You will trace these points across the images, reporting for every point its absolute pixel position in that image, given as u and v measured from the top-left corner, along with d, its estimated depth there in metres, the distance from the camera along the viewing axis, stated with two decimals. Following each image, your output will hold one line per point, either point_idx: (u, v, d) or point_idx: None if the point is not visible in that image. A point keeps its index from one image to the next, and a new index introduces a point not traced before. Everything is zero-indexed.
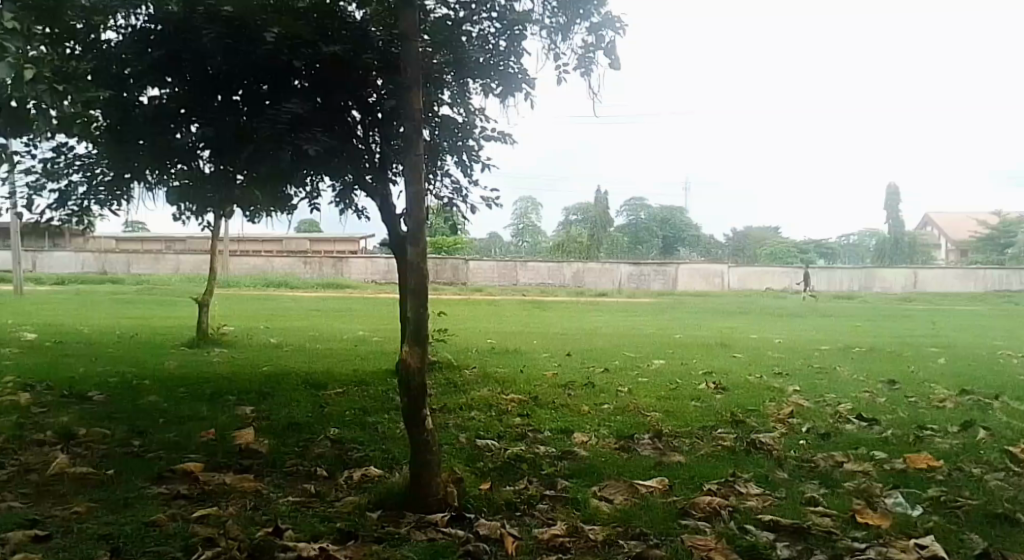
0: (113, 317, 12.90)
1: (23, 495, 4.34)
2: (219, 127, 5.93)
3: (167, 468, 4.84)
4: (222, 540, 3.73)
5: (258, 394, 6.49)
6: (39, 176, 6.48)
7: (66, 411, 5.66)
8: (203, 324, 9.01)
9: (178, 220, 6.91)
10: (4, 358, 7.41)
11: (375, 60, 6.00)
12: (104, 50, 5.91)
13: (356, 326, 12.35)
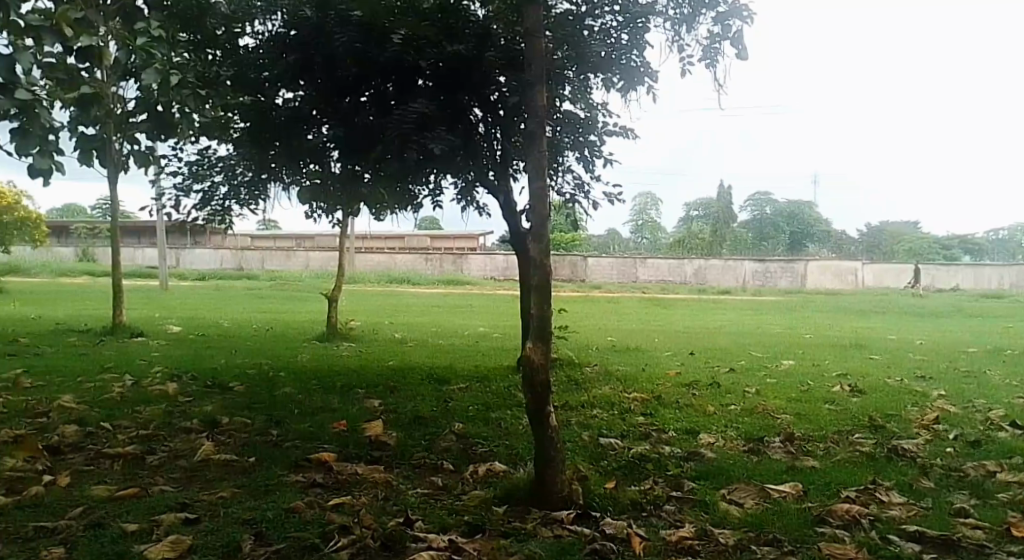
0: (249, 312, 13.58)
1: (173, 479, 4.44)
2: (349, 127, 6.12)
3: (303, 456, 4.96)
4: (355, 529, 3.77)
5: (385, 387, 6.67)
6: (186, 178, 6.98)
7: (210, 400, 5.88)
8: (332, 318, 9.36)
9: (311, 217, 7.49)
10: (155, 349, 7.89)
11: (498, 58, 5.95)
12: (241, 54, 6.19)
13: (477, 322, 12.58)
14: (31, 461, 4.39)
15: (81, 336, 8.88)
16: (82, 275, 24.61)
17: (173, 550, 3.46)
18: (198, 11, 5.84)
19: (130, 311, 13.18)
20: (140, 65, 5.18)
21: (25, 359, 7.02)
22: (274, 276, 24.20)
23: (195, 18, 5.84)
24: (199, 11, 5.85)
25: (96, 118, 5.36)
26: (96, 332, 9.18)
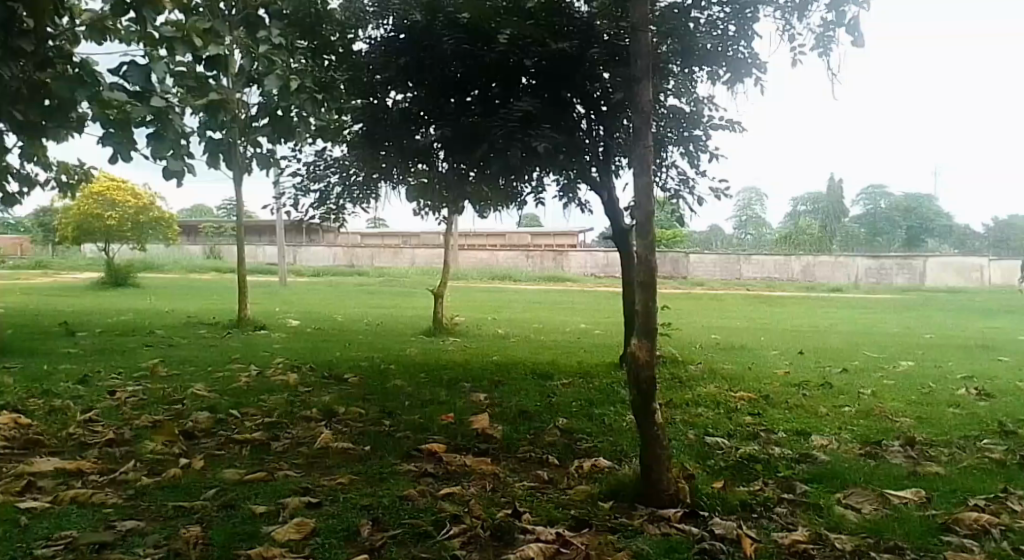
0: (360, 307, 14.04)
1: (297, 465, 4.53)
2: (456, 126, 6.15)
3: (414, 447, 4.99)
4: (467, 519, 3.73)
5: (489, 382, 6.80)
6: (304, 178, 7.43)
7: (326, 390, 6.19)
8: (439, 314, 9.63)
9: (419, 215, 8.06)
10: (274, 342, 8.31)
11: (602, 54, 5.93)
12: (356, 60, 6.40)
13: (578, 318, 12.66)
14: (169, 445, 4.49)
15: (210, 329, 9.45)
16: (209, 271, 26.14)
17: (299, 532, 3.52)
18: (317, 20, 6.03)
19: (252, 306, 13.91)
20: (264, 71, 5.52)
21: (160, 350, 7.55)
22: (383, 271, 25.06)
23: (316, 26, 6.03)
24: (316, 18, 6.02)
25: (223, 123, 5.65)
26: (223, 325, 9.73)
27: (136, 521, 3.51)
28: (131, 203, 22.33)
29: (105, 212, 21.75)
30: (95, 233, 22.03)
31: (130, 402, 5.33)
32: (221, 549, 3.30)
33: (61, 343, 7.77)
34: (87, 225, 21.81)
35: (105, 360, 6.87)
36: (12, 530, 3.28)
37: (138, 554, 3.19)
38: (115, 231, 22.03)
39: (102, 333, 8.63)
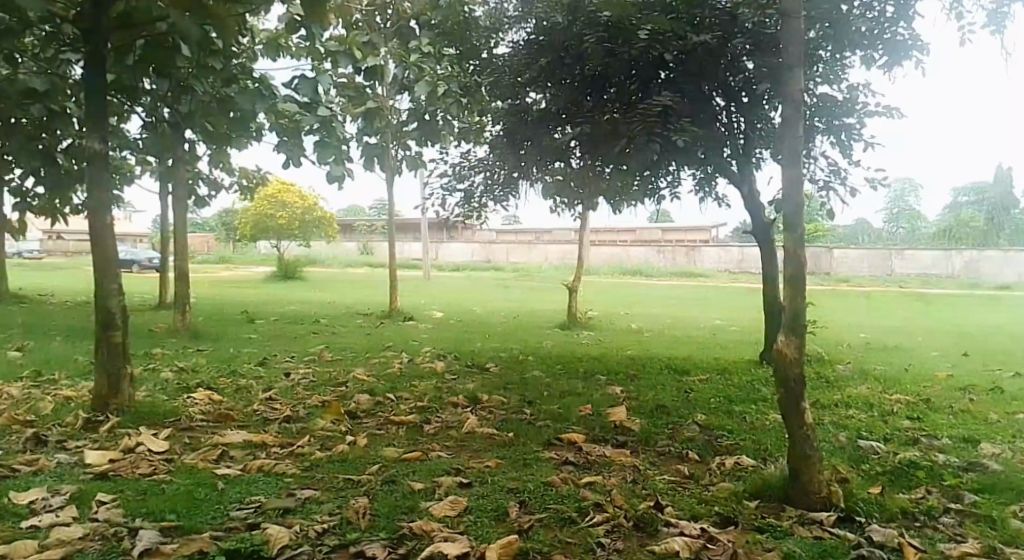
0: (501, 300, 14.45)
1: (447, 447, 4.77)
2: (594, 124, 6.11)
3: (556, 436, 5.06)
4: (610, 507, 3.77)
5: (626, 376, 6.86)
6: (451, 179, 7.82)
7: (471, 379, 6.49)
8: (573, 306, 9.78)
9: (555, 211, 8.20)
10: (422, 332, 8.77)
11: (746, 44, 5.80)
12: (496, 64, 6.70)
13: (716, 313, 12.44)
14: (336, 423, 4.88)
15: (365, 318, 10.11)
16: (362, 265, 27.77)
17: (454, 510, 3.72)
18: (463, 29, 6.64)
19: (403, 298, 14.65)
20: (414, 78, 6.13)
21: (323, 336, 8.19)
22: (516, 266, 25.64)
23: (464, 35, 6.68)
24: (464, 26, 6.64)
25: (378, 129, 6.15)
26: (376, 315, 10.36)
27: (312, 490, 3.87)
28: (299, 204, 24.03)
29: (276, 213, 23.70)
30: (267, 231, 23.97)
31: (302, 382, 5.84)
32: (386, 521, 3.57)
33: (240, 328, 8.61)
34: (263, 224, 23.77)
35: (277, 345, 7.55)
36: (212, 493, 3.65)
37: (317, 520, 3.52)
38: (284, 229, 23.86)
39: (273, 320, 9.46)
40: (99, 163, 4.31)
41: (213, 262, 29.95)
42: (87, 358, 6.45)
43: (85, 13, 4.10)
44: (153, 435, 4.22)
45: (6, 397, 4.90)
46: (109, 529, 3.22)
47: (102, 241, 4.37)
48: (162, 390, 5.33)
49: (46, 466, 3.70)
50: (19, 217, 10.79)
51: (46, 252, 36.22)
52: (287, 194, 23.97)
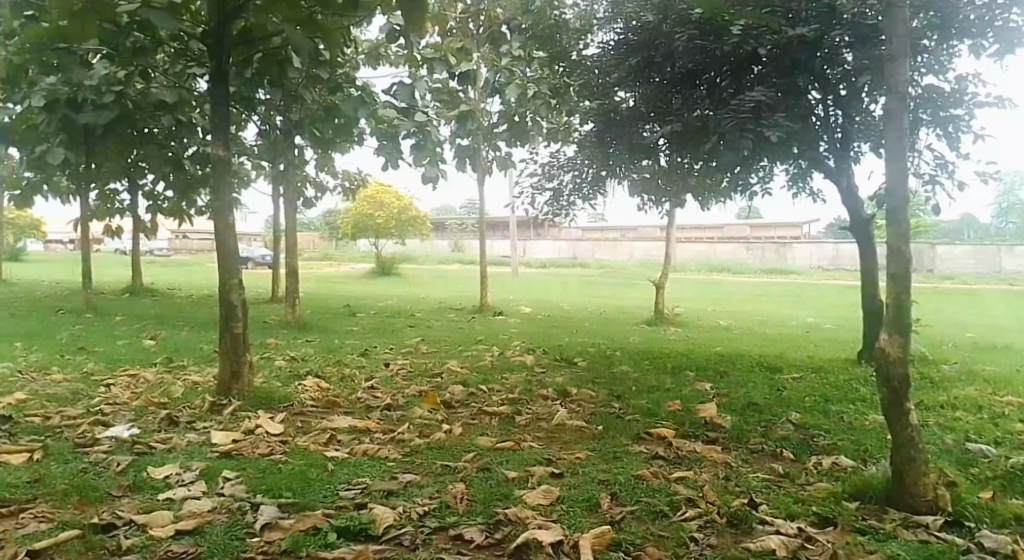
0: (589, 296, 14.55)
1: (539, 438, 4.86)
2: (684, 123, 6.17)
3: (645, 430, 5.06)
4: (701, 503, 3.75)
5: (716, 372, 6.83)
6: (540, 178, 8.01)
7: (560, 372, 6.62)
8: (660, 303, 9.78)
9: (643, 209, 8.24)
10: (512, 326, 8.97)
11: (845, 36, 5.64)
12: (585, 64, 6.85)
13: (810, 311, 12.15)
14: (433, 412, 5.11)
15: (457, 313, 10.41)
16: (454, 263, 28.45)
17: (546, 499, 3.78)
18: (555, 32, 6.96)
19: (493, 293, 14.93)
20: (505, 81, 6.57)
21: (419, 330, 8.51)
22: (603, 263, 25.64)
23: (554, 38, 6.98)
24: (556, 30, 6.93)
25: (470, 131, 6.35)
26: (467, 310, 10.65)
27: (413, 475, 4.07)
28: (395, 204, 24.84)
29: (376, 213, 24.61)
30: (366, 230, 24.86)
31: (400, 373, 6.13)
32: (482, 506, 3.68)
33: (342, 321, 9.06)
34: (364, 224, 24.62)
35: (376, 337, 7.91)
36: (322, 474, 3.91)
37: (418, 502, 3.69)
38: (382, 228, 24.68)
39: (372, 314, 9.89)
40: (224, 169, 4.70)
41: (316, 259, 31.37)
42: (210, 347, 6.97)
43: (210, 31, 4.44)
44: (270, 419, 4.56)
45: (142, 381, 5.39)
46: (234, 503, 3.48)
47: (226, 240, 4.76)
48: (276, 377, 5.72)
49: (178, 445, 4.06)
50: (146, 217, 11.71)
51: (165, 251, 38.82)
52: (384, 195, 24.81)
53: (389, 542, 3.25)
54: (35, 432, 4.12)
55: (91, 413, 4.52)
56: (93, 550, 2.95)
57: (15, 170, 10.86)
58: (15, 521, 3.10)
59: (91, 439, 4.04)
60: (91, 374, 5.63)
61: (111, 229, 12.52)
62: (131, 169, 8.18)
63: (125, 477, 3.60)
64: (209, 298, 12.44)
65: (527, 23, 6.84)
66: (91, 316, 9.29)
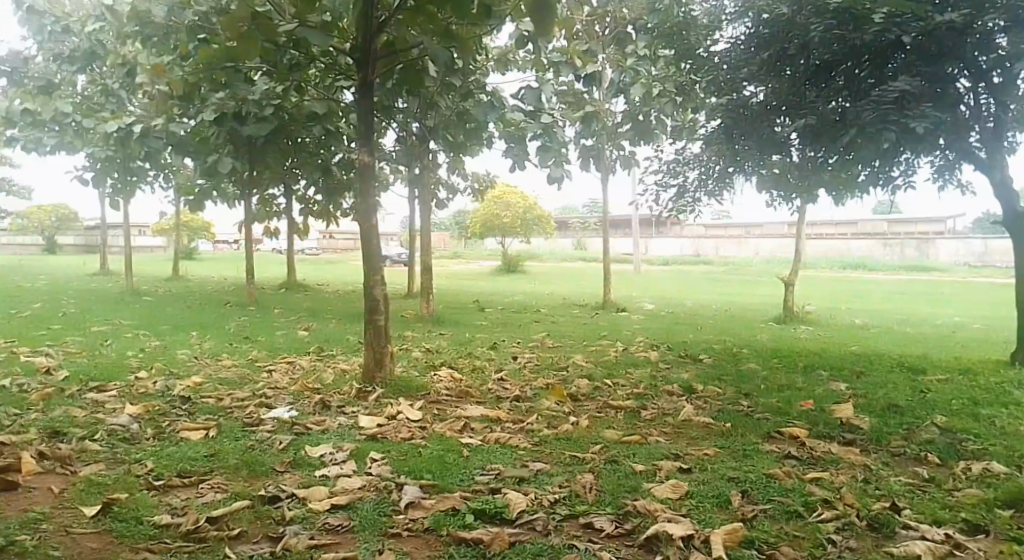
0: (715, 294, 14.29)
1: (665, 433, 4.81)
2: (820, 116, 5.95)
3: (775, 429, 4.91)
4: (839, 504, 3.62)
5: (851, 372, 6.60)
6: (664, 175, 8.10)
7: (686, 368, 6.61)
8: (790, 300, 9.52)
9: (772, 206, 8.09)
10: (637, 323, 9.00)
11: (1000, 19, 5.18)
12: (713, 62, 6.70)
13: (956, 310, 11.39)
14: (559, 404, 5.24)
15: (581, 308, 10.55)
16: (576, 261, 28.64)
17: (675, 493, 3.70)
18: (681, 30, 6.87)
19: (618, 290, 14.94)
20: (631, 81, 7.24)
21: (545, 324, 8.73)
22: (728, 260, 25.00)
23: (681, 35, 6.86)
24: (682, 27, 6.85)
25: (593, 131, 6.62)
26: (592, 307, 10.77)
27: (543, 463, 4.08)
28: (520, 204, 25.24)
29: (502, 213, 25.08)
30: (494, 229, 25.45)
31: (528, 365, 6.34)
32: (611, 497, 3.63)
33: (470, 316, 9.41)
34: (490, 223, 25.23)
35: (503, 331, 8.17)
36: (459, 458, 4.05)
37: (549, 490, 3.67)
38: (508, 227, 25.15)
39: (500, 308, 10.23)
40: (368, 175, 5.10)
41: (446, 258, 32.46)
42: (355, 338, 7.47)
43: (357, 45, 4.80)
44: (410, 405, 4.88)
45: (297, 367, 5.89)
46: (381, 482, 3.68)
47: (371, 239, 5.22)
48: (414, 367, 6.08)
49: (330, 426, 4.42)
50: (298, 219, 12.62)
51: (312, 250, 41.26)
52: (510, 196, 25.32)
53: (523, 525, 3.27)
54: (211, 411, 4.61)
55: (256, 396, 4.99)
56: (262, 518, 3.18)
57: (188, 178, 12.04)
58: (196, 490, 3.42)
59: (257, 419, 4.48)
60: (255, 360, 6.20)
61: (268, 230, 13.59)
62: (283, 175, 8.89)
63: (286, 454, 3.96)
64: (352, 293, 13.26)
65: (654, 22, 6.96)
66: (251, 309, 10.17)
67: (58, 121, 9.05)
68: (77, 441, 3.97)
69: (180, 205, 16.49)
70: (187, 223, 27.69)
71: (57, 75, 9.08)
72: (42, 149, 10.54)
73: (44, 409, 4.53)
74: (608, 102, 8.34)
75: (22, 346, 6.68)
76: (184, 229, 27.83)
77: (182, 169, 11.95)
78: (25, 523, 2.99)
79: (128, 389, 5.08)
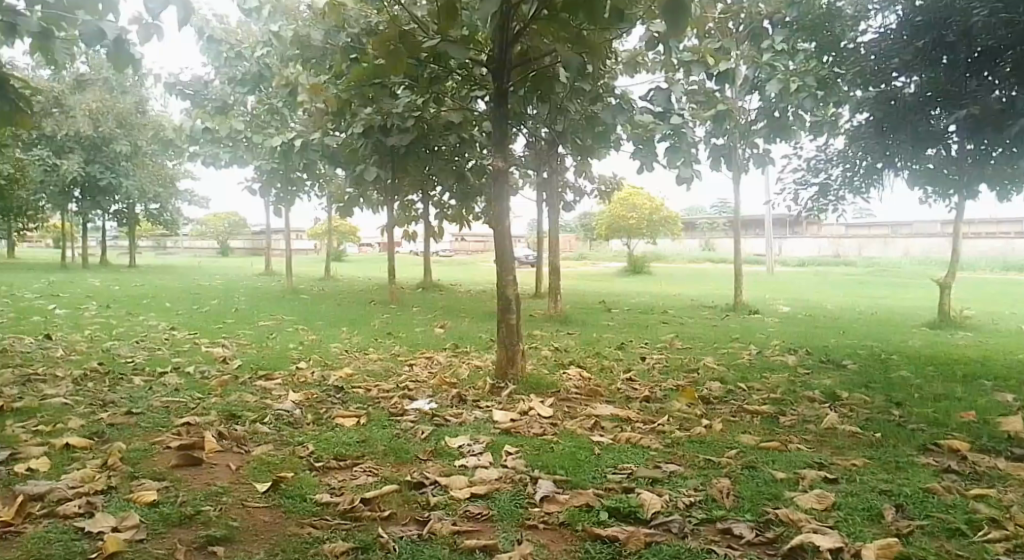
0: (862, 298, 13.48)
1: (807, 440, 4.57)
2: (982, 106, 5.49)
3: (932, 442, 4.52)
4: (1009, 525, 3.33)
5: (1019, 383, 6.08)
6: (806, 172, 8.25)
7: (828, 375, 6.30)
8: (945, 304, 8.90)
9: (926, 203, 7.66)
10: (770, 325, 8.77)
11: None
12: (859, 54, 6.38)
13: None
14: (691, 406, 5.18)
15: (712, 311, 10.33)
16: (706, 262, 27.91)
17: (821, 503, 3.51)
18: (826, 21, 6.66)
19: (750, 292, 14.46)
20: (767, 76, 6.83)
21: (674, 326, 8.65)
22: (872, 261, 23.54)
23: (826, 27, 6.67)
24: (829, 18, 6.65)
25: (728, 130, 6.71)
26: (722, 309, 10.55)
27: (677, 466, 4.00)
28: (648, 206, 24.88)
29: (629, 214, 24.85)
30: (621, 231, 25.27)
31: (658, 366, 6.31)
32: (750, 503, 3.51)
33: (599, 316, 9.43)
34: (617, 225, 25.10)
35: (633, 332, 8.14)
36: (591, 456, 4.07)
37: (683, 492, 3.61)
38: (634, 229, 24.95)
39: (627, 310, 10.20)
40: (501, 178, 5.31)
41: (573, 261, 32.58)
42: (486, 337, 7.68)
43: (492, 56, 5.00)
44: (541, 402, 5.00)
45: (436, 363, 6.18)
46: (516, 475, 3.77)
47: (505, 243, 5.45)
48: (545, 365, 6.23)
49: (467, 419, 4.60)
50: (435, 223, 13.11)
51: (448, 253, 42.70)
52: (638, 197, 25.04)
53: (658, 526, 3.25)
54: (360, 401, 4.93)
55: (400, 388, 5.29)
56: (409, 502, 3.39)
57: (337, 186, 12.85)
58: (350, 473, 3.69)
59: (401, 409, 4.74)
60: (398, 355, 6.54)
61: (405, 234, 14.19)
62: (420, 181, 9.30)
63: (428, 443, 4.18)
64: (483, 293, 13.62)
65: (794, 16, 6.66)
66: (391, 307, 10.67)
67: (232, 138, 9.96)
68: (248, 423, 4.36)
69: (330, 210, 17.58)
70: (332, 228, 29.30)
71: (230, 96, 9.98)
72: (217, 162, 11.62)
73: (222, 394, 5.01)
74: (742, 100, 8.13)
75: (201, 338, 7.40)
76: (332, 234, 29.63)
77: (331, 177, 12.75)
78: (209, 495, 3.33)
79: (290, 378, 5.52)
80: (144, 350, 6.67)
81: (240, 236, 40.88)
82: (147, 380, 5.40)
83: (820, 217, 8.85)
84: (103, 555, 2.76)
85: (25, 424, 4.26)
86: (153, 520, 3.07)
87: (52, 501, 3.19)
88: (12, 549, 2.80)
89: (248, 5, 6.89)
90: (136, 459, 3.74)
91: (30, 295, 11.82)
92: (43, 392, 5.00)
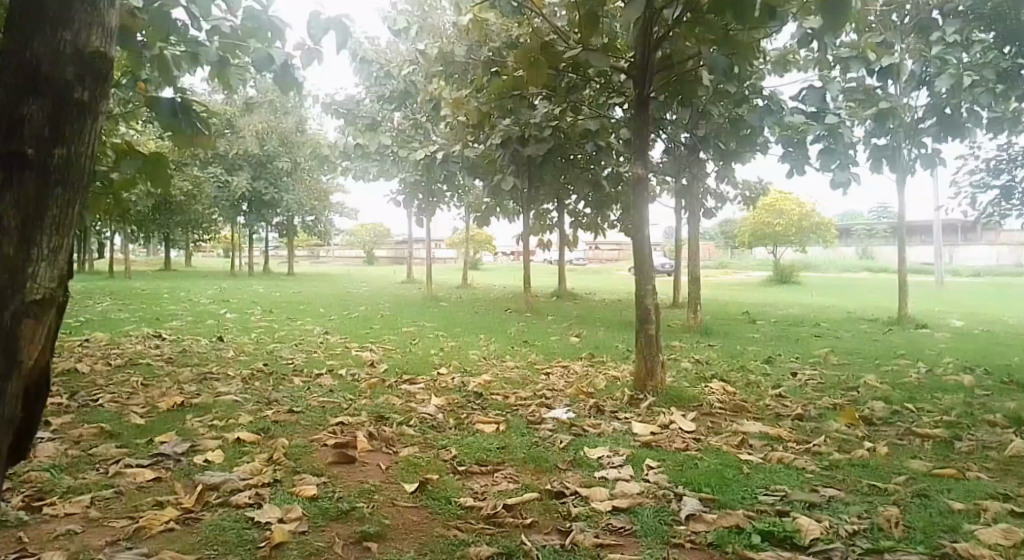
0: None
1: (989, 469, 4.12)
2: None
3: None
4: None
5: None
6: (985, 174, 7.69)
7: (1013, 398, 5.67)
8: None
9: None
10: (940, 341, 8.07)
11: None
12: None
13: None
14: (851, 427, 4.83)
15: (872, 324, 9.62)
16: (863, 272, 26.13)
17: (1009, 539, 3.15)
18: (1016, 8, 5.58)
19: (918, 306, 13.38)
20: (935, 72, 6.18)
21: (827, 340, 8.12)
22: None
23: (1011, 16, 5.65)
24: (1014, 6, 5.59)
25: (891, 129, 6.23)
26: (884, 322, 9.82)
27: (837, 490, 3.74)
28: (796, 212, 23.69)
29: (775, 221, 23.76)
30: (766, 238, 24.23)
31: (810, 383, 5.95)
32: (924, 535, 3.22)
33: (743, 328, 9.04)
34: (762, 232, 24.12)
35: (782, 346, 7.72)
36: (739, 475, 3.88)
37: (845, 519, 3.36)
38: (781, 235, 23.80)
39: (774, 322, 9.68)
40: (640, 185, 5.20)
41: (713, 269, 31.63)
42: (625, 347, 7.55)
43: (636, 63, 4.92)
44: (683, 416, 4.84)
45: (573, 372, 6.16)
46: (660, 490, 3.66)
47: (645, 252, 5.34)
48: (686, 377, 6.04)
49: (606, 430, 4.55)
50: (573, 232, 13.10)
51: (585, 263, 42.70)
52: (787, 203, 23.75)
53: (818, 554, 3.05)
54: (500, 408, 4.99)
55: (537, 396, 5.30)
56: (551, 511, 3.37)
57: (476, 196, 13.15)
58: (492, 478, 3.73)
59: (540, 418, 4.76)
60: (535, 363, 6.57)
61: (543, 243, 14.31)
62: (558, 189, 9.34)
63: (567, 452, 4.15)
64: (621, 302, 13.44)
65: None
66: (528, 315, 10.75)
67: (381, 153, 10.47)
68: (395, 425, 4.53)
69: (470, 221, 18.03)
70: (473, 236, 30.10)
71: (379, 112, 10.50)
72: (366, 176, 12.25)
73: (370, 396, 5.23)
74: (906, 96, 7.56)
75: (352, 342, 7.79)
76: (471, 242, 30.41)
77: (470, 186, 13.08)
78: (362, 493, 3.47)
79: (432, 382, 5.68)
80: (301, 352, 7.11)
81: (385, 245, 42.85)
82: (305, 381, 5.75)
83: (1001, 222, 8.11)
84: (271, 543, 2.94)
85: (202, 418, 4.64)
86: (314, 513, 3.23)
87: (225, 491, 3.44)
88: (193, 534, 3.04)
89: (397, 25, 7.21)
90: (297, 454, 3.97)
91: (205, 300, 13.01)
92: (216, 389, 5.45)
